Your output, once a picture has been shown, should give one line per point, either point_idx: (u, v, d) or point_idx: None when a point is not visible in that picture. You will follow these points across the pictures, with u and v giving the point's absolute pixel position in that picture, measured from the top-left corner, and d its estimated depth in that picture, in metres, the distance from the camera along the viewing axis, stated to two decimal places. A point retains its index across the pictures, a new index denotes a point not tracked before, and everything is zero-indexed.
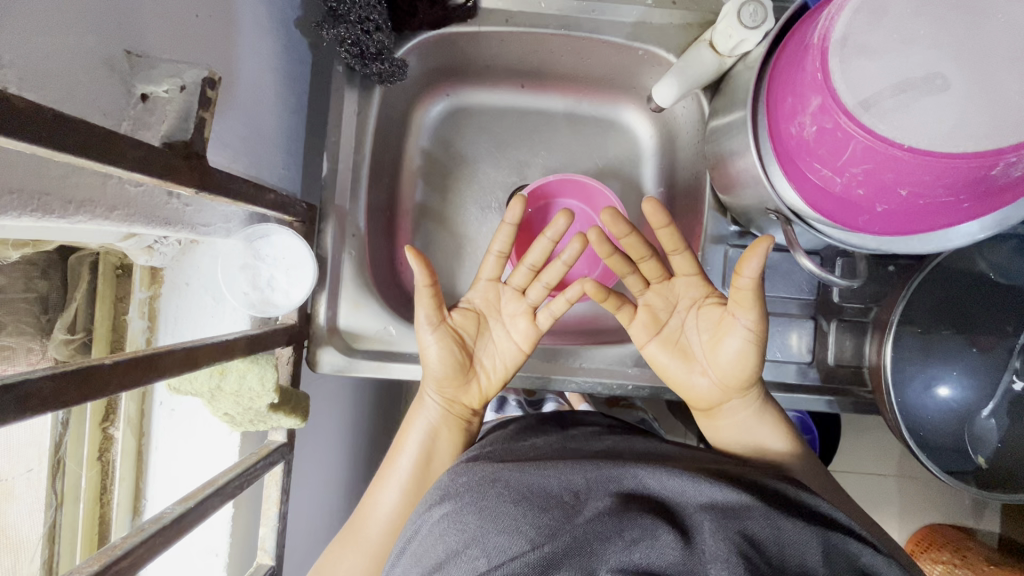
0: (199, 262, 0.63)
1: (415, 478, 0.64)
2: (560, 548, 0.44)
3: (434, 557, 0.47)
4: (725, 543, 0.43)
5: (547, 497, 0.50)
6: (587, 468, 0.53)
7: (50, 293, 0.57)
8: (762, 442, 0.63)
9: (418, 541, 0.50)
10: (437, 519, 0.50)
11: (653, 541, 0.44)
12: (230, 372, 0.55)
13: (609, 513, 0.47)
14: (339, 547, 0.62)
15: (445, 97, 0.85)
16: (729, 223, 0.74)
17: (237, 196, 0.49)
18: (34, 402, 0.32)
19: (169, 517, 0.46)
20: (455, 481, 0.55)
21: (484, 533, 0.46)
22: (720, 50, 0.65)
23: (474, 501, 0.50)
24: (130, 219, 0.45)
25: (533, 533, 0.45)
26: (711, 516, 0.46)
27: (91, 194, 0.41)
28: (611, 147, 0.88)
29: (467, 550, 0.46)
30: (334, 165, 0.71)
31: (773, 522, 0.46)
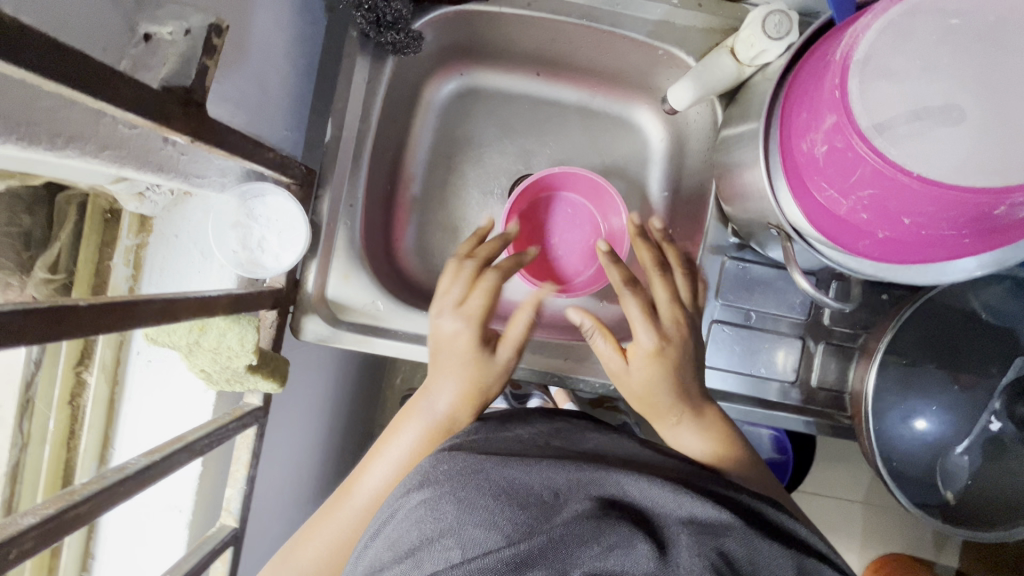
0: (189, 214, 0.62)
1: (402, 465, 0.62)
2: (533, 547, 0.44)
3: (407, 544, 0.48)
4: (695, 557, 0.44)
5: (524, 496, 0.50)
6: (569, 468, 0.53)
7: (34, 229, 0.56)
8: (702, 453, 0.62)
9: (392, 526, 0.51)
10: (414, 504, 0.51)
11: (623, 548, 0.44)
12: (211, 328, 0.53)
13: (584, 514, 0.47)
14: (325, 511, 0.63)
15: (458, 76, 0.83)
16: (728, 235, 0.74)
17: (234, 149, 0.48)
18: (6, 334, 0.31)
19: (133, 469, 0.45)
20: (434, 466, 0.54)
21: (460, 525, 0.47)
22: (740, 57, 0.64)
23: (451, 492, 0.50)
24: (121, 162, 0.44)
25: (509, 531, 0.46)
26: (685, 528, 0.46)
27: (82, 130, 0.39)
28: (620, 146, 0.87)
29: (442, 540, 0.46)
30: (338, 132, 0.69)
31: (746, 540, 0.46)
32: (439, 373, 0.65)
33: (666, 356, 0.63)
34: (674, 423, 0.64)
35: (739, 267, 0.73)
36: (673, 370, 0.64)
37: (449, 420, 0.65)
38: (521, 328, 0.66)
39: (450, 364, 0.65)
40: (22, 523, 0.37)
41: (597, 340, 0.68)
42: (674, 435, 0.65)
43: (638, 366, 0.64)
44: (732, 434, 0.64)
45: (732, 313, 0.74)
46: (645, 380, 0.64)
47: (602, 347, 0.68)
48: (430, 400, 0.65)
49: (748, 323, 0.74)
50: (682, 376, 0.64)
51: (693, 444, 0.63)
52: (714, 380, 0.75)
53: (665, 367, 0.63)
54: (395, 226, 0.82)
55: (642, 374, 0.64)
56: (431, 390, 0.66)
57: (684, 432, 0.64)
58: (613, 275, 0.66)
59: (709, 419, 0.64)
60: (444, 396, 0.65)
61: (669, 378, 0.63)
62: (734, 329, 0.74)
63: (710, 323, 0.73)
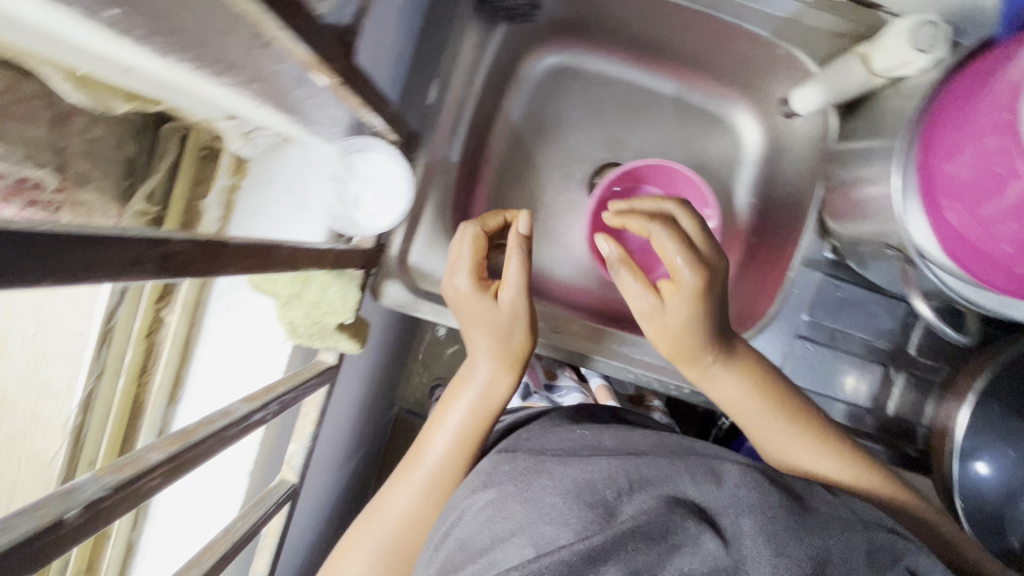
0: (288, 161, 0.61)
1: (467, 433, 0.61)
2: (605, 543, 0.43)
3: (480, 543, 0.47)
4: (766, 549, 0.42)
5: (584, 487, 0.48)
6: (623, 458, 0.51)
7: (138, 157, 0.55)
8: (745, 403, 0.63)
9: (460, 528, 0.50)
10: (479, 507, 0.50)
11: (693, 546, 0.43)
12: (313, 282, 0.52)
13: (651, 510, 0.45)
14: (397, 477, 0.62)
15: (557, 52, 0.80)
16: (826, 250, 0.71)
17: (368, 98, 0.46)
18: (175, 265, 0.32)
19: (238, 414, 0.44)
20: (497, 467, 0.54)
21: (531, 523, 0.46)
22: (874, 67, 0.61)
23: (517, 491, 0.49)
24: (262, 97, 0.42)
25: (578, 526, 0.44)
26: (750, 515, 0.45)
27: (244, 62, 0.37)
28: (712, 144, 0.84)
29: (513, 538, 0.46)
30: (441, 95, 0.67)
31: (815, 531, 0.44)
32: (481, 348, 0.63)
33: (707, 278, 0.58)
34: (708, 371, 0.63)
35: (833, 284, 0.71)
36: (703, 308, 0.58)
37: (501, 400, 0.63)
38: (514, 265, 0.62)
39: (477, 325, 0.63)
40: (149, 458, 0.35)
41: (628, 284, 0.62)
42: (711, 380, 0.64)
43: (675, 306, 0.59)
44: (787, 398, 0.63)
45: (817, 330, 0.72)
46: (681, 321, 0.59)
47: (630, 289, 0.63)
48: (472, 381, 0.63)
49: (831, 343, 0.72)
50: (715, 313, 0.59)
51: (735, 393, 0.63)
52: None
53: (700, 295, 0.58)
54: (474, 199, 0.80)
55: (672, 309, 0.59)
56: (477, 364, 0.64)
57: (717, 376, 0.63)
58: (624, 220, 0.62)
59: (740, 362, 0.63)
60: (486, 373, 0.63)
61: (698, 316, 0.59)
62: (818, 348, 0.72)
63: (793, 337, 0.72)
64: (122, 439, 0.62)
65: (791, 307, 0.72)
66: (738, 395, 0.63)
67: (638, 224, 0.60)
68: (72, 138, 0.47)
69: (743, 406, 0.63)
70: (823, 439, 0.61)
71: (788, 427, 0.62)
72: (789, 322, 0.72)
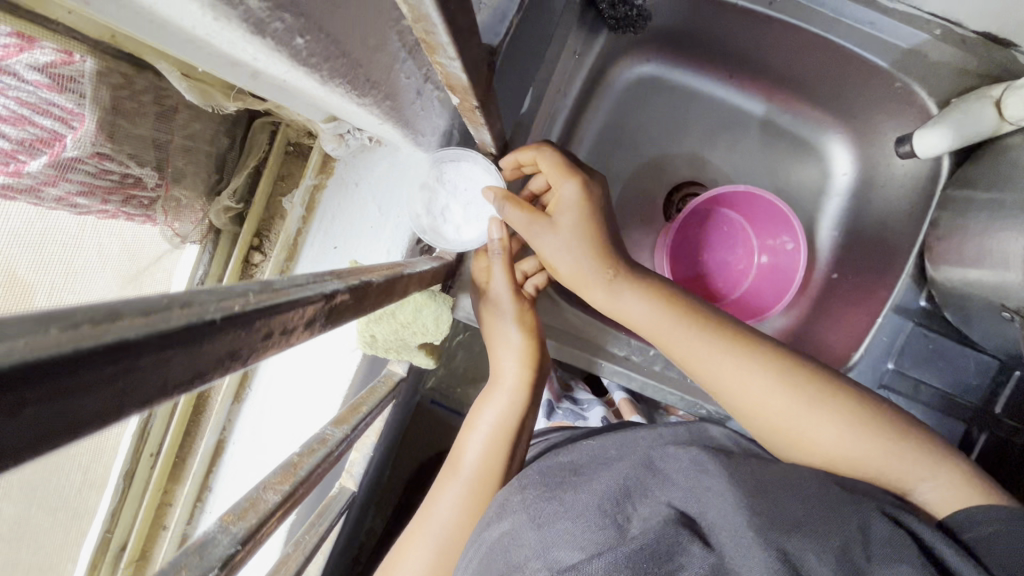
0: (376, 164, 0.58)
1: (501, 433, 0.58)
2: (615, 558, 0.38)
3: (499, 571, 0.43)
4: (757, 542, 0.38)
5: (582, 503, 0.45)
6: (614, 472, 0.48)
7: (228, 153, 0.53)
8: (654, 326, 0.55)
9: (480, 558, 0.46)
10: (497, 536, 0.46)
11: (691, 554, 0.38)
12: (408, 302, 0.49)
13: (656, 525, 0.41)
14: (440, 482, 0.59)
15: (647, 62, 0.77)
16: (921, 299, 0.68)
17: (488, 116, 0.43)
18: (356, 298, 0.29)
19: (334, 441, 0.42)
20: (508, 497, 0.50)
21: (545, 546, 0.42)
22: (1006, 112, 0.58)
23: (529, 517, 0.45)
24: (388, 113, 0.39)
25: (590, 544, 0.40)
26: (733, 504, 0.41)
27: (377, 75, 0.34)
28: (797, 172, 0.81)
29: (531, 562, 0.41)
30: (535, 104, 0.64)
31: (800, 512, 0.40)
32: (503, 349, 0.60)
33: (589, 195, 0.55)
34: (614, 288, 0.55)
35: (922, 334, 0.68)
36: (600, 238, 0.55)
37: (531, 403, 0.60)
38: (499, 276, 0.59)
39: (497, 330, 0.60)
40: (267, 500, 0.36)
41: (540, 240, 0.54)
42: (617, 300, 0.56)
43: (564, 225, 0.54)
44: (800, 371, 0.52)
45: (901, 381, 0.68)
46: (576, 244, 0.54)
47: (546, 247, 0.55)
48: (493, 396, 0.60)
49: (913, 395, 0.69)
50: (607, 239, 0.55)
51: (643, 314, 0.55)
52: None
53: (585, 214, 0.54)
54: None
55: (572, 240, 0.54)
56: (502, 369, 0.60)
57: (627, 302, 0.56)
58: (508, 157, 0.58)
59: (646, 280, 0.56)
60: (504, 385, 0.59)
61: (586, 232, 0.54)
62: (899, 399, 0.69)
63: (875, 387, 0.69)
64: (185, 429, 0.62)
65: (876, 354, 0.69)
66: (648, 314, 0.55)
67: (525, 153, 0.57)
68: (174, 133, 0.45)
69: (656, 328, 0.55)
70: (801, 382, 0.51)
71: (819, 413, 0.50)
72: (872, 367, 0.69)
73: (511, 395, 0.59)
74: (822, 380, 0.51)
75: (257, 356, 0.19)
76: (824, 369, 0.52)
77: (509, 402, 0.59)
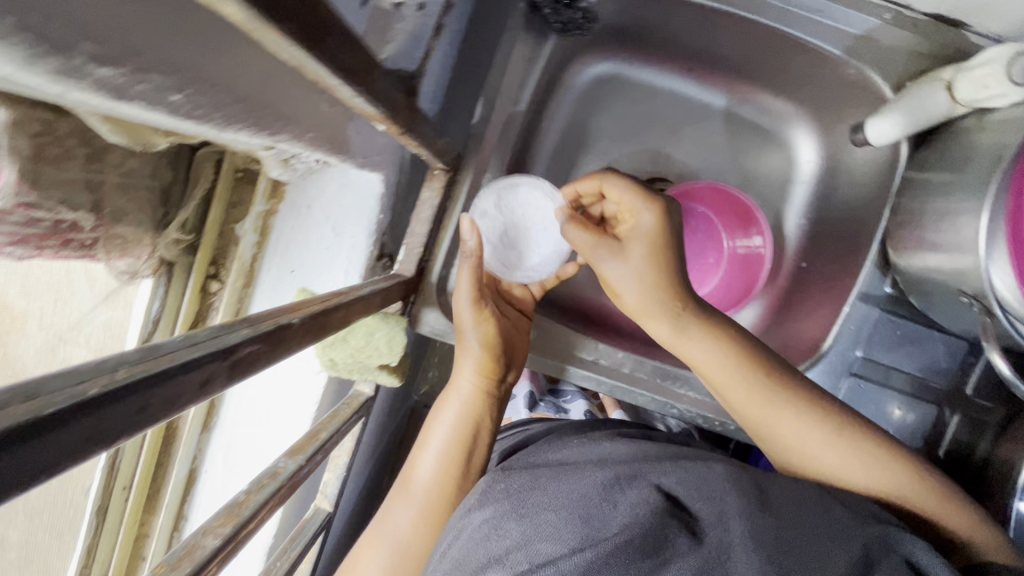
0: (326, 186, 0.58)
1: (456, 447, 0.58)
2: (600, 557, 0.38)
3: (477, 561, 0.41)
4: (749, 547, 0.39)
5: (570, 496, 0.44)
6: (607, 466, 0.47)
7: (173, 185, 0.52)
8: (715, 366, 0.56)
9: (457, 547, 0.44)
10: (477, 525, 0.44)
11: (679, 551, 0.39)
12: (357, 326, 0.49)
13: (643, 520, 0.41)
14: (393, 499, 0.58)
15: (604, 61, 0.75)
16: (886, 284, 0.68)
17: (422, 136, 0.42)
18: (285, 343, 0.30)
19: (286, 474, 0.42)
20: (491, 486, 0.48)
21: (527, 539, 0.40)
22: (959, 96, 0.57)
23: (512, 508, 0.44)
24: None
25: (572, 540, 0.39)
26: (733, 510, 0.42)
27: (223, 94, 0.34)
28: (762, 163, 0.80)
29: (512, 554, 0.40)
30: (487, 113, 0.63)
31: (803, 527, 0.42)
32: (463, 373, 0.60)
33: (661, 228, 0.56)
34: (682, 325, 0.56)
35: (889, 320, 0.68)
36: (656, 266, 0.56)
37: (488, 412, 0.61)
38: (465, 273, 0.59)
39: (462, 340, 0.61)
40: (206, 545, 0.35)
41: (603, 265, 0.57)
42: (685, 341, 0.57)
43: (633, 260, 0.56)
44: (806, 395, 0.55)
45: (871, 368, 0.68)
46: (638, 274, 0.56)
47: (609, 272, 0.57)
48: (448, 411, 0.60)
49: (884, 381, 0.68)
50: (675, 273, 0.56)
51: (704, 356, 0.56)
52: None
53: (655, 244, 0.56)
54: None
55: (634, 271, 0.56)
56: (458, 382, 0.61)
57: (692, 340, 0.57)
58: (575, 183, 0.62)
59: (719, 322, 0.57)
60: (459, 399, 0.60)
61: (653, 263, 0.56)
62: (869, 385, 0.68)
63: (845, 375, 0.69)
64: (156, 464, 0.61)
65: (845, 342, 0.69)
66: (707, 356, 0.56)
67: (591, 181, 0.60)
68: (107, 173, 0.44)
69: (718, 370, 0.56)
70: (814, 409, 0.55)
71: (820, 439, 0.53)
72: (841, 355, 0.69)
73: (461, 406, 0.60)
74: (832, 409, 0.55)
75: (130, 435, 0.19)
76: (824, 397, 0.56)
77: (463, 410, 0.59)
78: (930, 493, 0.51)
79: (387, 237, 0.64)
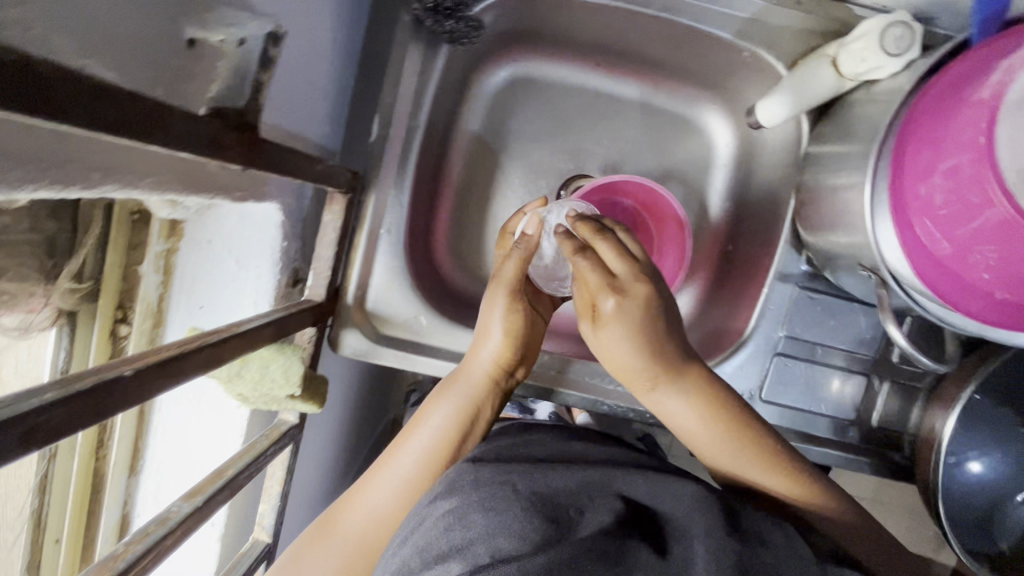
0: (223, 219, 0.57)
1: (402, 502, 0.52)
2: (560, 556, 0.37)
3: (436, 550, 0.40)
4: (712, 564, 0.38)
5: (540, 491, 0.44)
6: (578, 471, 0.48)
7: (59, 236, 0.51)
8: (695, 430, 0.55)
9: (419, 534, 0.43)
10: (442, 514, 0.43)
11: (640, 561, 0.38)
12: (253, 359, 0.50)
13: (607, 530, 0.41)
14: (313, 538, 0.52)
15: (510, 64, 0.74)
16: (802, 262, 0.69)
17: (281, 166, 0.42)
18: (109, 401, 0.30)
19: (176, 519, 0.42)
20: (462, 474, 0.47)
21: (493, 532, 0.39)
22: (844, 70, 0.57)
23: (480, 499, 0.43)
24: None
25: (535, 536, 0.39)
26: (701, 528, 0.41)
27: (67, 152, 0.33)
28: (681, 149, 0.79)
29: (472, 546, 0.39)
30: (385, 130, 0.63)
31: (766, 552, 0.41)
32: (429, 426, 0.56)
33: (649, 302, 0.53)
34: (657, 389, 0.56)
35: (809, 297, 0.68)
36: (649, 332, 0.54)
37: (487, 407, 0.59)
38: (513, 260, 0.60)
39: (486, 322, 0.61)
40: None
41: (607, 333, 0.55)
42: (662, 402, 0.57)
43: (610, 333, 0.55)
44: (767, 450, 0.54)
45: (796, 346, 0.69)
46: (630, 336, 0.54)
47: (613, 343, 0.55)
48: (403, 455, 0.54)
49: (811, 357, 0.69)
50: (661, 335, 0.54)
51: (682, 416, 0.56)
52: (770, 416, 0.70)
53: (635, 326, 0.53)
54: (436, 227, 0.75)
55: (623, 338, 0.54)
56: (468, 369, 0.59)
57: (669, 401, 0.56)
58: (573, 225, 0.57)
59: (699, 383, 0.56)
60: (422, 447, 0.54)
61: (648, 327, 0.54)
62: (796, 363, 0.69)
63: (772, 355, 0.69)
64: (87, 514, 0.61)
65: (768, 322, 0.69)
66: (685, 414, 0.56)
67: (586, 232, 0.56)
68: None
69: (694, 429, 0.55)
70: (767, 456, 0.54)
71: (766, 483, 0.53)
72: (767, 337, 0.69)
73: (467, 393, 0.58)
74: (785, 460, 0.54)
75: None
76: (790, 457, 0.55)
77: (465, 400, 0.57)
78: (879, 540, 0.50)
79: (298, 263, 0.64)
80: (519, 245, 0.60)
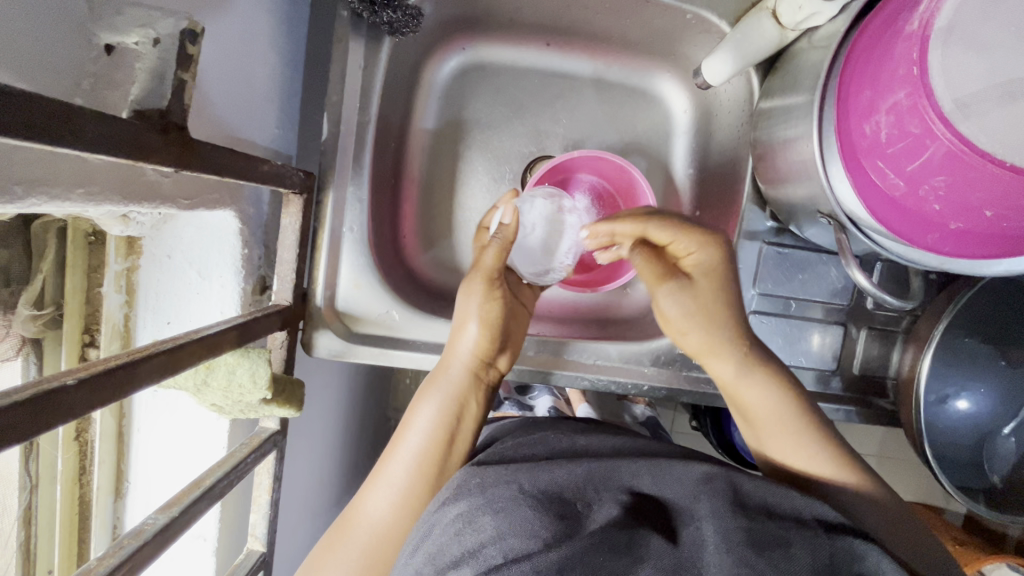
0: (180, 232, 0.57)
1: (404, 518, 0.50)
2: (574, 551, 0.36)
3: (449, 556, 0.39)
4: (721, 545, 0.38)
5: (547, 488, 0.43)
6: (582, 461, 0.46)
7: (12, 263, 0.50)
8: (773, 414, 0.55)
9: (429, 541, 0.41)
10: (451, 519, 0.42)
11: (651, 550, 0.37)
12: (218, 367, 0.50)
13: (619, 523, 0.39)
14: (326, 548, 0.51)
15: (460, 51, 0.74)
16: (767, 218, 0.69)
17: (224, 169, 0.41)
18: (60, 412, 0.30)
19: (151, 531, 0.42)
20: (467, 478, 0.45)
21: (501, 536, 0.39)
22: (784, 21, 0.58)
23: (487, 501, 0.42)
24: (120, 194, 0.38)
25: (546, 534, 0.38)
26: (707, 509, 0.41)
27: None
28: (640, 120, 0.78)
29: (484, 549, 0.38)
30: (335, 128, 0.64)
31: (774, 524, 0.40)
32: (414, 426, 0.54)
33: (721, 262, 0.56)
34: (749, 364, 0.56)
35: (778, 253, 0.69)
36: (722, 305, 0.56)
37: (471, 404, 0.57)
38: (491, 249, 0.59)
39: (462, 314, 0.59)
40: None
41: (665, 298, 0.58)
42: (740, 381, 0.56)
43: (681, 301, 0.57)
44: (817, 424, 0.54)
45: (771, 303, 0.69)
46: (695, 309, 0.57)
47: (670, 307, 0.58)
48: (398, 464, 0.52)
49: (787, 312, 0.69)
50: (729, 303, 0.57)
51: (765, 403, 0.55)
52: None
53: (718, 288, 0.56)
54: (403, 223, 0.75)
55: (689, 303, 0.57)
56: (447, 368, 0.57)
57: (751, 385, 0.56)
58: (616, 221, 0.57)
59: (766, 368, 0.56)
60: (415, 456, 0.52)
61: (720, 296, 0.56)
62: (773, 320, 0.69)
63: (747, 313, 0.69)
64: (77, 542, 0.61)
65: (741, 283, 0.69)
66: (766, 402, 0.55)
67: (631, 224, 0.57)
68: None
69: (773, 416, 0.55)
70: (830, 446, 0.53)
71: (817, 463, 0.52)
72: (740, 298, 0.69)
73: (447, 392, 0.56)
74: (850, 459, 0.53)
75: None
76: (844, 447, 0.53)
77: (447, 400, 0.55)
78: (891, 511, 0.50)
79: (264, 270, 0.64)
80: (497, 235, 0.59)
